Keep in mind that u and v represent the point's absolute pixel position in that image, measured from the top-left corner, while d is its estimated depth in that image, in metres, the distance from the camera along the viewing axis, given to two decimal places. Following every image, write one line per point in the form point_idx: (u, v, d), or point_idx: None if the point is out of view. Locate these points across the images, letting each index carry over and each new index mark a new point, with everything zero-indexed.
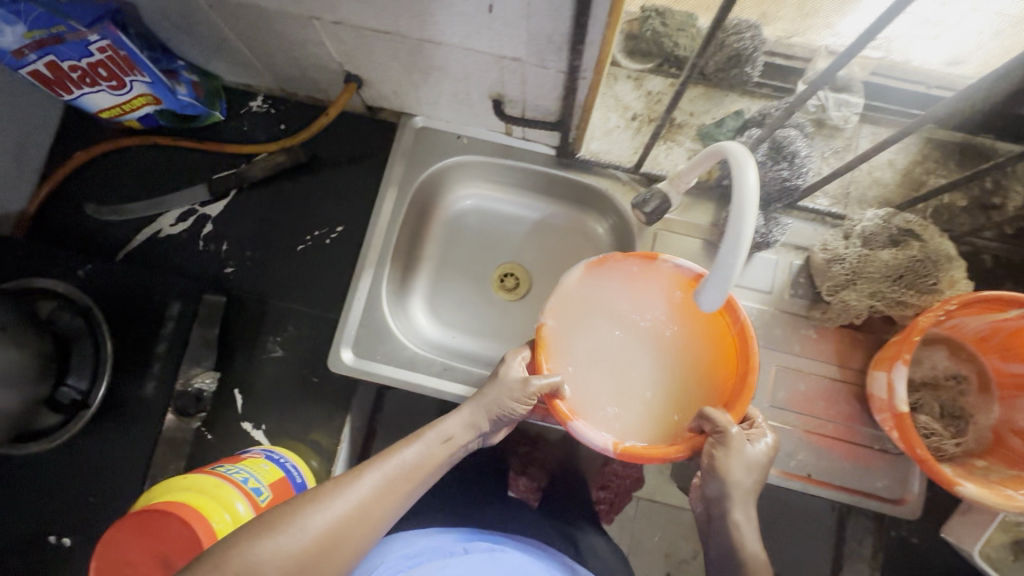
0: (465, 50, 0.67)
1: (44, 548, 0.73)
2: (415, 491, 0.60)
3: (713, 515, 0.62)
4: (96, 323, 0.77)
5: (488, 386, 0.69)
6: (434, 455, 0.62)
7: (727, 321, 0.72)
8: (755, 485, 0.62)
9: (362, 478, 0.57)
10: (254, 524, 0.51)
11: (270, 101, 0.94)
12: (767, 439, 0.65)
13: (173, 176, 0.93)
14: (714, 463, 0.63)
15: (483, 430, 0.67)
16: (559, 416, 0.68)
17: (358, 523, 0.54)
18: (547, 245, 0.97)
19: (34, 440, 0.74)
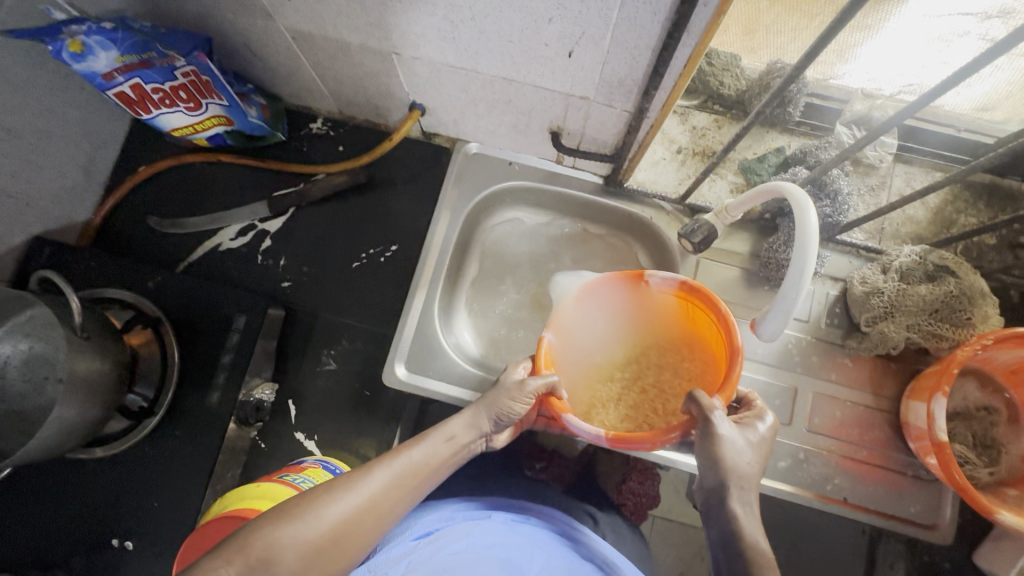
0: (536, 87, 0.71)
1: (108, 548, 0.77)
2: (423, 487, 0.61)
3: (711, 504, 0.58)
4: (165, 335, 0.82)
5: (489, 390, 0.70)
6: (440, 452, 0.63)
7: (714, 320, 0.72)
8: (751, 470, 0.59)
9: (374, 473, 0.58)
10: (270, 512, 0.53)
11: (329, 124, 0.98)
12: (757, 426, 0.64)
13: (233, 192, 0.96)
14: (707, 444, 0.60)
15: (484, 430, 0.68)
16: (555, 411, 0.69)
17: (370, 513, 0.56)
18: (592, 267, 0.97)
19: (104, 443, 0.78)
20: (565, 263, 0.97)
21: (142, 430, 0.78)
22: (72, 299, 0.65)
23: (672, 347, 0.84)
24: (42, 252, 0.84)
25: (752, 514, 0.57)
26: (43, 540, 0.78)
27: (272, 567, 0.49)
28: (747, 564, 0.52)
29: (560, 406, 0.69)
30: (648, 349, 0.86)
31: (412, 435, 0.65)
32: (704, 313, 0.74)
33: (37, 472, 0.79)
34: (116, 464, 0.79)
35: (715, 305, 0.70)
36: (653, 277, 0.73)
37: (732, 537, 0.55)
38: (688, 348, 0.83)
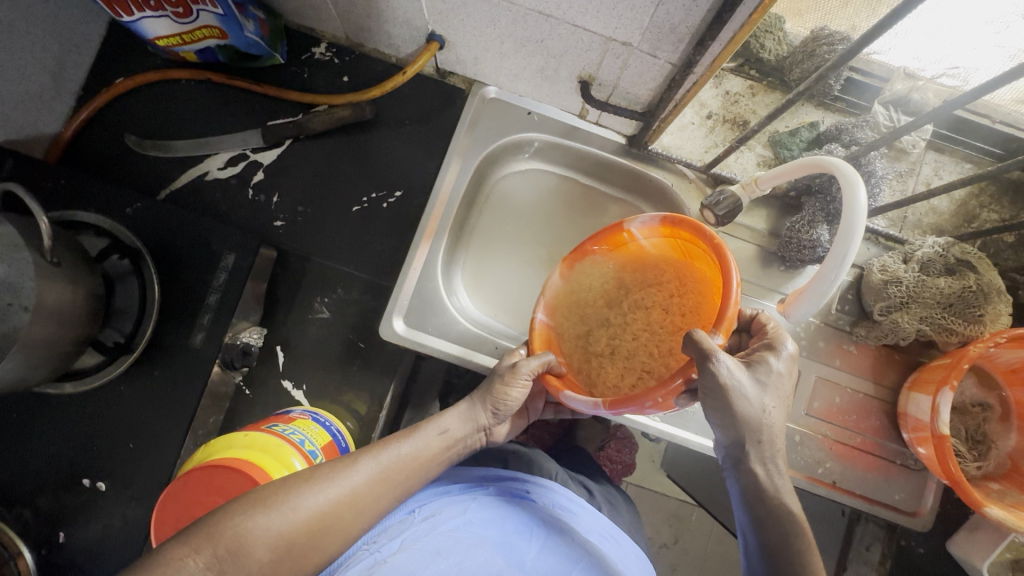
0: (574, 27, 0.64)
1: (79, 489, 0.73)
2: (411, 485, 0.59)
3: (730, 462, 0.58)
4: (144, 267, 0.75)
5: (484, 380, 0.70)
6: (432, 449, 0.62)
7: (703, 245, 0.67)
8: (771, 422, 0.56)
9: (358, 465, 0.57)
10: (245, 497, 0.52)
11: (334, 50, 0.89)
12: (771, 363, 0.58)
13: (221, 116, 0.87)
14: (718, 400, 0.55)
15: (481, 423, 0.66)
16: (552, 389, 0.68)
17: (350, 507, 0.54)
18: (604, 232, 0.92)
19: (75, 378, 0.72)
20: (578, 228, 0.93)
21: (117, 366, 0.72)
22: (40, 220, 0.58)
23: (656, 284, 0.77)
24: (6, 163, 0.76)
25: (776, 471, 0.56)
26: (8, 474, 0.74)
27: (241, 558, 0.48)
28: (773, 524, 0.53)
29: (556, 384, 0.68)
30: (630, 289, 0.78)
31: (405, 429, 0.64)
32: (691, 240, 0.69)
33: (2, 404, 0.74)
34: (88, 402, 0.74)
35: (701, 232, 0.65)
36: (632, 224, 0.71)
37: (756, 496, 0.55)
38: (677, 282, 0.76)
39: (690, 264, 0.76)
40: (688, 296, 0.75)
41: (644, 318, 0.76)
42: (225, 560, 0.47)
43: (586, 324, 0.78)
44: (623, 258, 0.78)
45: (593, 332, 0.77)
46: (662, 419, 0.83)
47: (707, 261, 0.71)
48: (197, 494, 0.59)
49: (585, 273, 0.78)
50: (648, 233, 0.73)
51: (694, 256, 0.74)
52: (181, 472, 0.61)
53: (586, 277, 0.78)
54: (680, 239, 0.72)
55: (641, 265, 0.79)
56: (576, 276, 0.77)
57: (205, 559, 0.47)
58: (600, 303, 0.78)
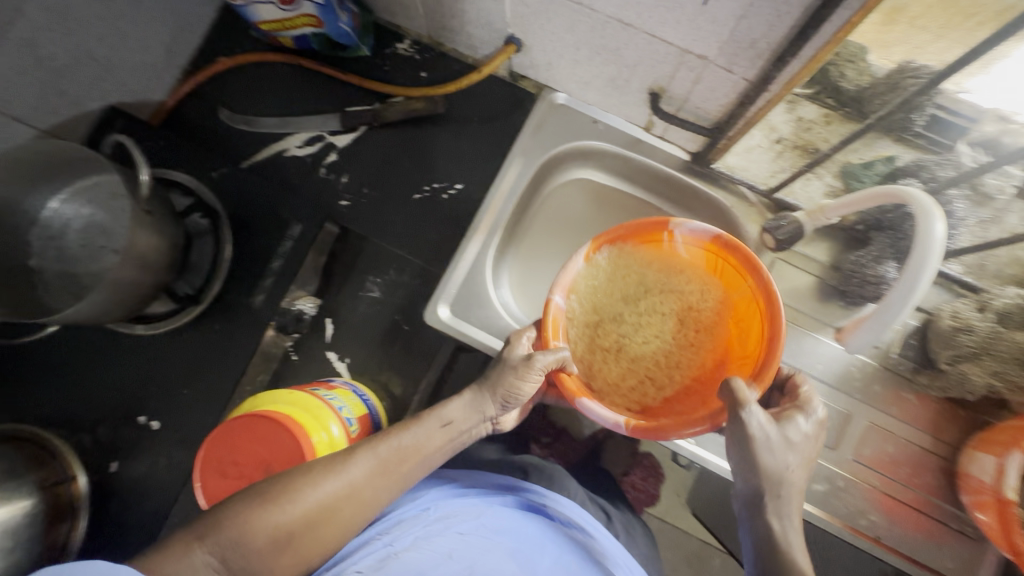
0: (650, 38, 0.65)
1: (135, 425, 0.79)
2: (410, 476, 0.59)
3: (747, 512, 0.55)
4: (220, 228, 0.84)
5: (494, 368, 0.66)
6: (434, 439, 0.60)
7: (751, 282, 0.65)
8: (790, 475, 0.54)
9: (357, 457, 0.57)
10: (252, 489, 0.55)
11: (417, 47, 0.94)
12: (799, 422, 0.57)
13: (306, 99, 0.93)
14: (742, 449, 0.53)
15: (487, 415, 0.64)
16: (566, 392, 0.62)
17: (349, 500, 0.55)
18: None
19: (146, 322, 0.79)
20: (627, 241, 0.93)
21: (185, 315, 0.80)
22: (144, 172, 0.65)
23: (677, 292, 0.74)
24: (116, 123, 0.88)
25: (791, 527, 0.54)
26: (76, 403, 0.80)
27: (242, 545, 0.51)
28: None
29: (571, 387, 0.62)
30: (649, 290, 0.74)
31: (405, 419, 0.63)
32: (739, 270, 0.67)
33: (82, 337, 0.81)
34: (154, 346, 0.81)
35: (758, 269, 0.62)
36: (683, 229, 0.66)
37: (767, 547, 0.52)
38: (698, 294, 0.74)
39: (717, 279, 0.73)
40: (706, 313, 0.73)
41: (657, 324, 0.74)
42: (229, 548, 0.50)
43: (599, 316, 0.74)
44: (654, 255, 0.73)
45: (603, 324, 0.73)
46: (697, 443, 0.80)
47: (741, 286, 0.69)
48: (234, 448, 0.63)
49: (613, 265, 0.73)
50: (693, 241, 0.68)
51: (728, 274, 0.71)
52: (226, 420, 0.64)
53: (614, 268, 0.73)
54: (725, 262, 0.69)
55: (668, 266, 0.74)
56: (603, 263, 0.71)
57: (213, 548, 0.50)
58: (615, 297, 0.74)
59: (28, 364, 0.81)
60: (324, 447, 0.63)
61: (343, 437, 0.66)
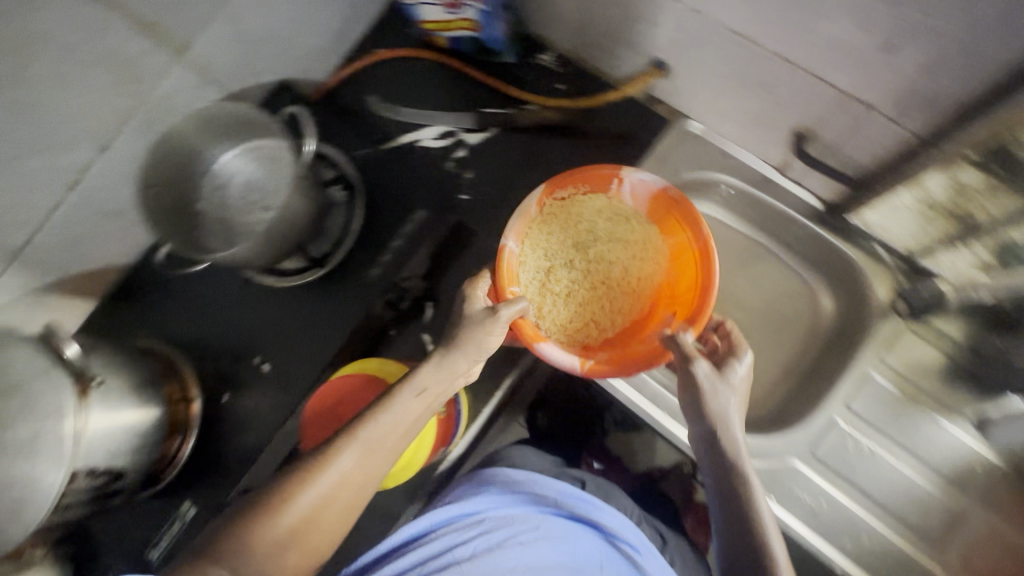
0: (811, 79, 0.64)
1: (249, 363, 0.88)
2: (396, 450, 0.61)
3: (712, 466, 0.66)
4: (355, 203, 0.90)
5: (459, 329, 0.66)
6: (415, 411, 0.62)
7: (688, 237, 0.75)
8: (744, 453, 0.66)
9: (340, 448, 0.57)
10: (249, 510, 0.54)
11: (558, 61, 0.97)
12: (736, 369, 0.69)
13: (446, 96, 0.99)
14: (693, 395, 0.68)
15: (459, 380, 0.65)
16: (526, 338, 0.67)
17: (346, 488, 0.57)
18: (773, 305, 0.88)
19: (277, 275, 0.87)
20: (743, 285, 0.89)
21: (310, 274, 0.86)
22: None
23: (625, 241, 0.84)
24: (286, 97, 0.95)
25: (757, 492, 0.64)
26: (207, 334, 0.90)
27: (250, 557, 0.51)
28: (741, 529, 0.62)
29: (529, 333, 0.68)
30: (609, 240, 0.84)
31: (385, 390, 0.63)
32: (679, 227, 0.77)
33: (222, 278, 0.92)
34: (280, 296, 0.89)
35: (698, 224, 0.73)
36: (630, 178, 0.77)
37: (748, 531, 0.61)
38: (638, 246, 0.83)
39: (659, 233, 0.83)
40: (643, 262, 0.84)
41: (607, 269, 0.84)
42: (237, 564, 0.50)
43: (551, 261, 0.83)
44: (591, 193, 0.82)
45: (552, 270, 0.83)
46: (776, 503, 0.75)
47: (683, 245, 0.78)
48: (337, 395, 0.81)
49: (568, 210, 0.83)
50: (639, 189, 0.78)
51: (667, 228, 0.80)
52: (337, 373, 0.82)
53: (563, 213, 0.83)
54: (668, 209, 0.77)
55: (608, 210, 0.84)
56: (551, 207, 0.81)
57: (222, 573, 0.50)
58: (567, 244, 0.84)
59: (178, 295, 0.92)
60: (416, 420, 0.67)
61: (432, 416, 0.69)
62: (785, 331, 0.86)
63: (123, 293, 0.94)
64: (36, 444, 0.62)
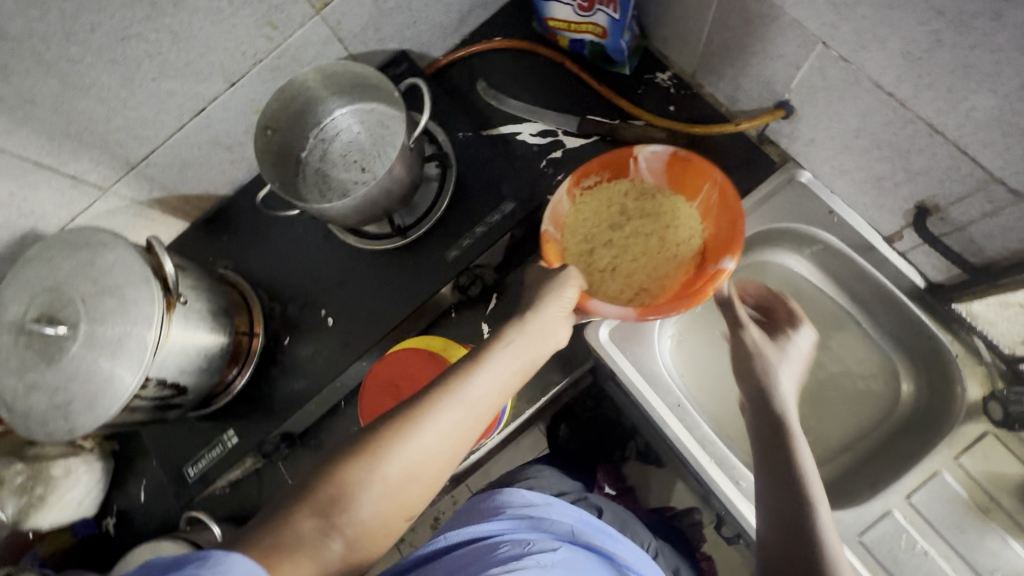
0: (958, 153, 0.60)
1: (315, 314, 0.90)
2: (487, 418, 0.58)
3: (765, 458, 0.67)
4: (446, 183, 0.89)
5: (548, 298, 0.65)
6: (506, 373, 0.60)
7: (710, 185, 0.80)
8: (793, 423, 0.70)
9: (437, 410, 0.55)
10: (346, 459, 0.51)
11: (675, 81, 0.95)
12: (793, 341, 0.79)
13: (554, 95, 0.98)
14: (749, 368, 0.76)
15: (543, 352, 0.64)
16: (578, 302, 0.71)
17: (443, 449, 0.54)
18: (842, 378, 0.86)
19: (360, 236, 0.90)
20: (820, 351, 0.88)
21: (389, 242, 0.88)
22: (424, 119, 0.76)
23: (656, 214, 0.83)
24: (400, 66, 0.96)
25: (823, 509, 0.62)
26: (281, 277, 0.94)
27: (347, 510, 0.49)
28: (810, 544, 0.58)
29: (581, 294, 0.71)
30: (642, 218, 0.84)
31: (472, 353, 0.61)
32: (700, 175, 0.80)
33: (307, 227, 0.95)
34: (356, 257, 0.91)
35: (712, 171, 0.77)
36: (645, 152, 0.80)
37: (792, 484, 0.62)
38: (671, 214, 0.83)
39: (681, 196, 0.84)
40: (682, 227, 0.82)
41: (641, 244, 0.83)
42: (333, 513, 0.49)
43: (588, 244, 0.82)
44: (617, 179, 0.84)
45: (595, 251, 0.82)
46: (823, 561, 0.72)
47: (708, 203, 0.81)
48: (395, 371, 0.79)
49: (593, 199, 0.83)
50: (654, 159, 0.81)
51: (686, 184, 0.83)
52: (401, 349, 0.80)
53: (593, 200, 0.83)
54: (685, 171, 0.81)
55: (634, 186, 0.85)
56: (581, 199, 0.83)
57: (317, 522, 0.48)
58: (601, 226, 0.83)
59: (262, 234, 0.96)
60: None
61: None
62: (851, 407, 0.85)
63: (214, 222, 0.97)
64: (123, 343, 0.68)
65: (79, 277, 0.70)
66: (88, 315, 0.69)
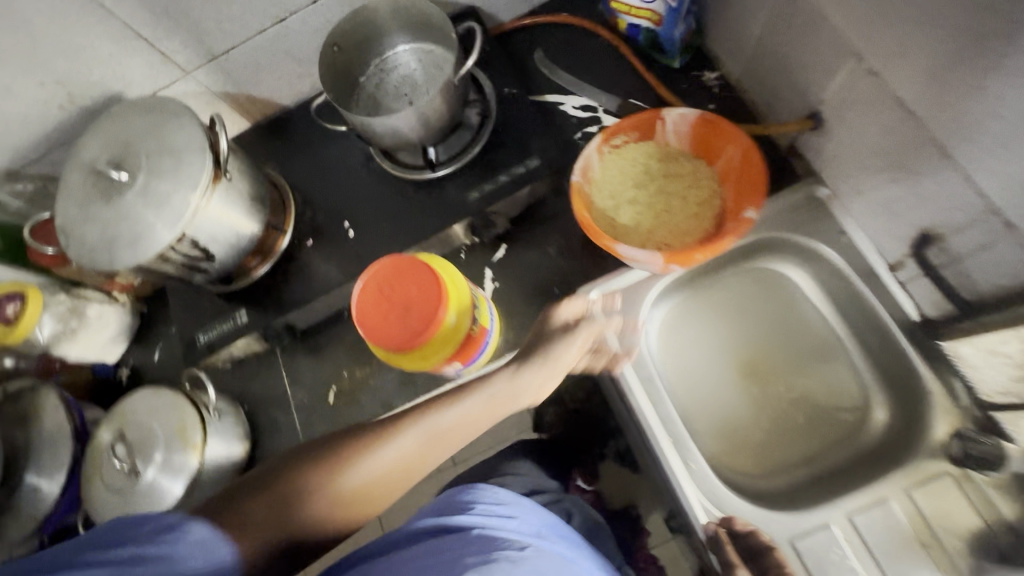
0: (963, 180, 0.61)
1: (338, 226, 0.98)
2: (460, 440, 0.66)
3: None
4: (481, 132, 0.95)
5: (558, 337, 0.73)
6: (480, 408, 0.67)
7: (734, 147, 0.81)
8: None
9: (403, 433, 0.63)
10: (310, 462, 0.60)
11: (720, 82, 0.98)
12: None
13: (603, 74, 1.03)
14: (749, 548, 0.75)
15: (536, 391, 0.71)
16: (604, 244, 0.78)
17: (403, 467, 0.62)
18: (817, 397, 0.87)
19: (394, 164, 0.97)
20: (801, 372, 0.89)
21: (417, 175, 0.95)
22: (469, 63, 0.82)
23: (681, 175, 0.85)
24: (466, 20, 1.03)
25: None
26: (317, 188, 1.02)
27: (291, 510, 0.57)
28: None
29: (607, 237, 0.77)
30: (665, 177, 0.85)
31: (451, 390, 0.69)
32: (725, 138, 0.82)
33: (350, 147, 1.03)
34: (387, 182, 0.98)
35: (738, 134, 0.79)
36: (672, 113, 0.83)
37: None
38: (695, 175, 0.85)
39: (708, 160, 0.86)
40: (705, 189, 0.84)
41: (664, 202, 0.85)
42: (285, 504, 0.57)
43: (612, 201, 0.85)
44: (644, 141, 0.87)
45: (619, 208, 0.85)
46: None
47: (733, 166, 0.82)
48: (383, 277, 0.73)
49: (620, 160, 0.86)
50: (681, 121, 0.84)
51: (713, 148, 0.85)
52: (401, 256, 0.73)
53: (620, 159, 0.87)
54: (712, 133, 0.83)
55: (661, 148, 0.87)
56: (609, 158, 0.86)
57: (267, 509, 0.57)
58: (627, 185, 0.86)
59: (310, 146, 1.05)
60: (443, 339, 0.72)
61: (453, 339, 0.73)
62: (819, 433, 0.86)
63: (272, 128, 1.07)
64: (169, 199, 0.77)
65: (148, 135, 0.81)
66: (147, 168, 0.79)
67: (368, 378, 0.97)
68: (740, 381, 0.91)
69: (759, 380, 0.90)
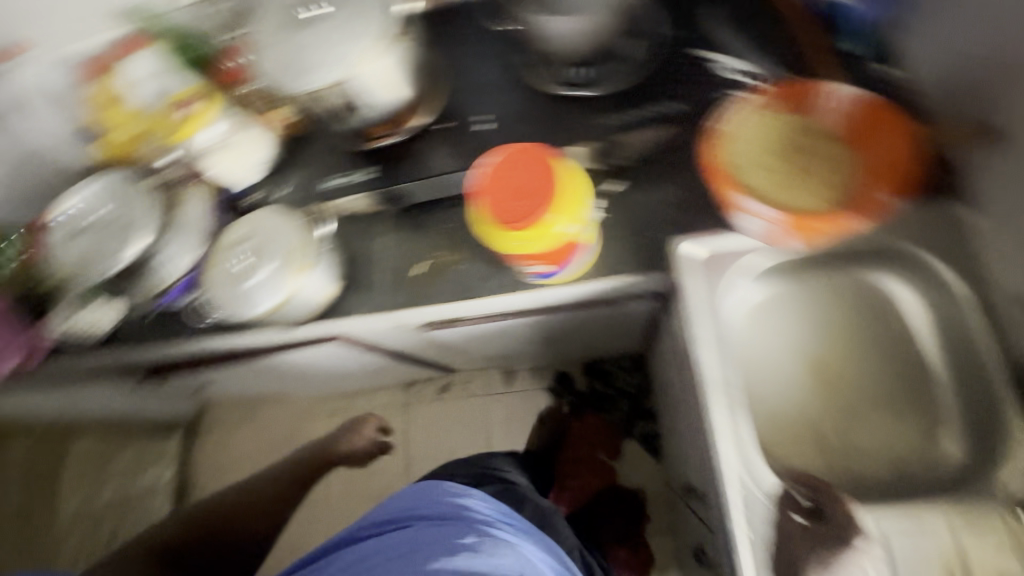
0: None
1: (477, 121, 1.06)
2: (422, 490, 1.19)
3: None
4: (634, 68, 1.00)
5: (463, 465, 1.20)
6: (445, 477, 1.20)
7: (894, 138, 0.82)
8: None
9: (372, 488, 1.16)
10: None
11: (895, 81, 0.93)
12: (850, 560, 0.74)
13: (774, 41, 0.98)
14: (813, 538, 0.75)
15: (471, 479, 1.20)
16: (726, 195, 0.81)
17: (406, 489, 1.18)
18: (885, 406, 0.91)
19: (545, 76, 1.03)
20: (867, 387, 0.92)
21: (563, 90, 1.01)
22: None
23: (827, 154, 0.84)
24: None
25: None
26: (466, 82, 1.09)
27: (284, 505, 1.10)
28: None
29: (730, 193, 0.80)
30: (810, 151, 0.84)
31: None
32: (886, 128, 0.82)
33: (506, 51, 1.08)
34: (533, 92, 1.04)
35: (903, 123, 0.82)
36: (842, 92, 0.84)
37: None
38: (841, 158, 0.83)
39: (858, 148, 0.83)
40: (846, 173, 0.83)
41: (800, 174, 0.83)
42: None
43: (750, 157, 0.84)
44: (799, 111, 0.85)
45: (756, 165, 0.83)
46: None
47: (885, 156, 0.82)
48: (520, 171, 0.79)
49: (770, 121, 0.85)
50: (846, 102, 0.84)
51: (868, 136, 0.83)
52: (537, 152, 0.80)
53: (769, 121, 0.85)
54: (875, 122, 0.83)
55: (814, 124, 0.85)
56: (760, 117, 0.85)
57: None
58: (769, 146, 0.84)
59: (469, 42, 1.11)
60: (563, 234, 0.80)
61: (571, 237, 0.81)
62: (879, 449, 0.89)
63: (438, 15, 1.13)
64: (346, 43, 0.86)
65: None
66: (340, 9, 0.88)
67: (456, 265, 1.03)
68: (806, 380, 0.94)
69: (824, 384, 0.94)
